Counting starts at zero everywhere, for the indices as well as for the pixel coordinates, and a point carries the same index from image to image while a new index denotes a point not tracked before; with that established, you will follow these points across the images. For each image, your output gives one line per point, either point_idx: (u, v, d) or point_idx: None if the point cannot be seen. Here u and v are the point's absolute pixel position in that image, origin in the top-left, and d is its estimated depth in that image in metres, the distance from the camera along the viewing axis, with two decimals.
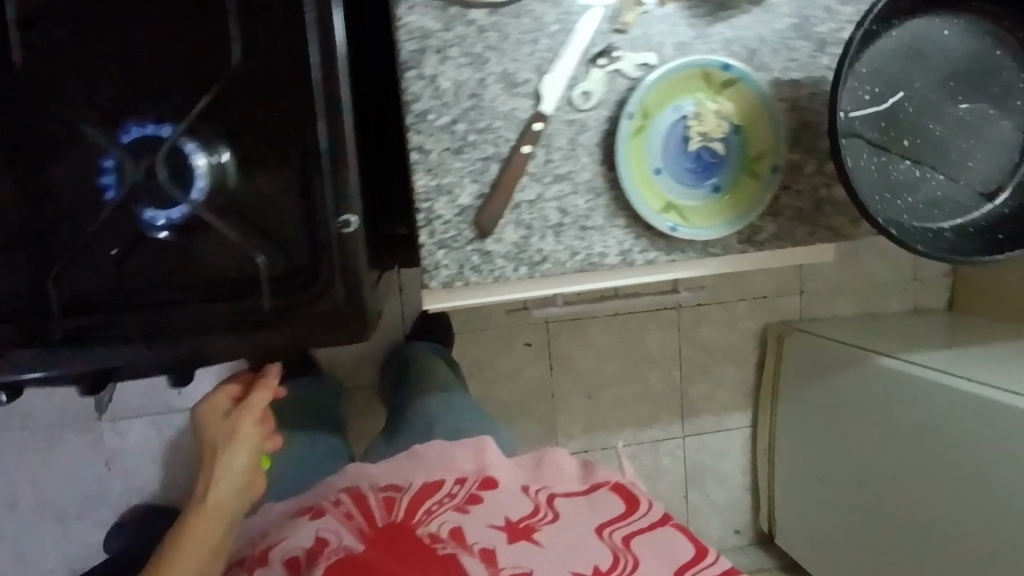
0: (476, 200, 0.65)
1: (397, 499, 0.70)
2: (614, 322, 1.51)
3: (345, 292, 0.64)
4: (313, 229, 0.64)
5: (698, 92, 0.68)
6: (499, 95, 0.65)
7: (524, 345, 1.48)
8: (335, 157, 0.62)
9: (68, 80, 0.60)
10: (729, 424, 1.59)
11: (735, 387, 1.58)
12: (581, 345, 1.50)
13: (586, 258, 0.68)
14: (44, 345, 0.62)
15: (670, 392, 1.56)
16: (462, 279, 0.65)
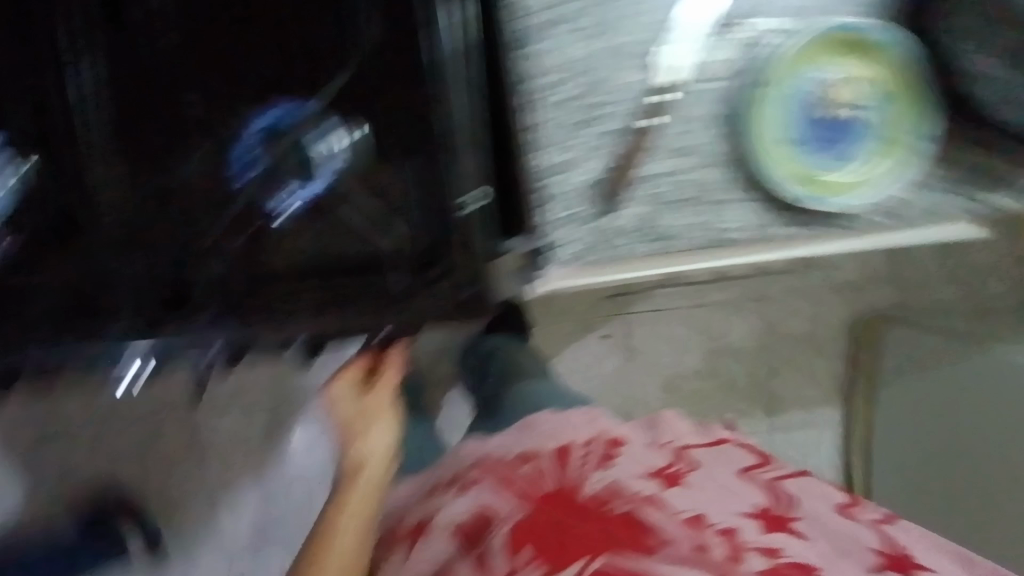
0: (597, 178, 0.72)
1: (538, 465, 0.59)
2: (698, 312, 1.28)
3: (477, 263, 0.69)
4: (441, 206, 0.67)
5: (819, 62, 0.68)
6: (619, 75, 0.70)
7: (601, 337, 1.27)
8: (466, 135, 0.66)
9: (204, 63, 0.63)
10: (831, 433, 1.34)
11: (836, 387, 1.33)
12: (662, 337, 1.29)
13: (706, 231, 0.71)
14: (191, 320, 0.66)
15: (758, 394, 1.33)
16: (585, 252, 0.73)
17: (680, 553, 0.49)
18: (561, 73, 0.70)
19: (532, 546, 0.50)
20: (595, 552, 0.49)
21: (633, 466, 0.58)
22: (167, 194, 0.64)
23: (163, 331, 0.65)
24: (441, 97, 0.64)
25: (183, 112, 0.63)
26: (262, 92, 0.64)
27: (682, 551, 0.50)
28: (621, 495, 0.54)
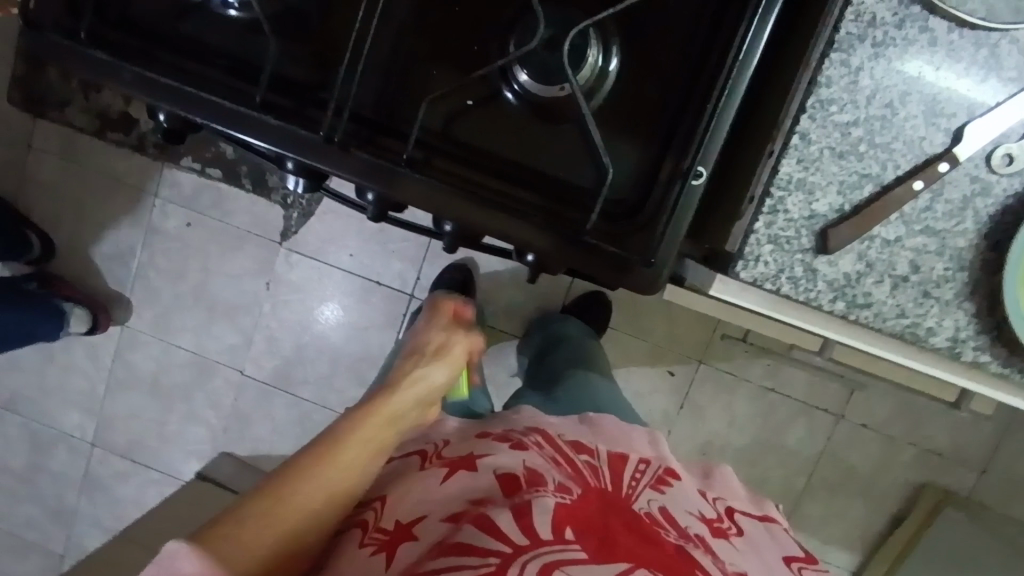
0: (832, 213, 0.58)
1: (597, 466, 0.62)
2: (765, 397, 1.39)
3: (659, 237, 0.59)
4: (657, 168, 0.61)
5: None
6: (914, 117, 0.57)
7: (665, 371, 1.40)
8: (723, 103, 0.57)
9: None
10: (831, 557, 1.44)
11: (859, 525, 1.42)
12: (721, 402, 1.40)
13: (910, 324, 0.59)
14: (355, 154, 0.59)
15: (785, 494, 1.42)
16: (774, 284, 0.60)
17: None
18: (857, 82, 0.57)
19: (574, 528, 0.51)
20: (637, 564, 0.50)
21: (678, 504, 0.60)
22: (415, 37, 0.61)
23: (317, 149, 0.59)
24: (718, 61, 0.58)
25: None
26: None
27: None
28: (667, 526, 0.56)
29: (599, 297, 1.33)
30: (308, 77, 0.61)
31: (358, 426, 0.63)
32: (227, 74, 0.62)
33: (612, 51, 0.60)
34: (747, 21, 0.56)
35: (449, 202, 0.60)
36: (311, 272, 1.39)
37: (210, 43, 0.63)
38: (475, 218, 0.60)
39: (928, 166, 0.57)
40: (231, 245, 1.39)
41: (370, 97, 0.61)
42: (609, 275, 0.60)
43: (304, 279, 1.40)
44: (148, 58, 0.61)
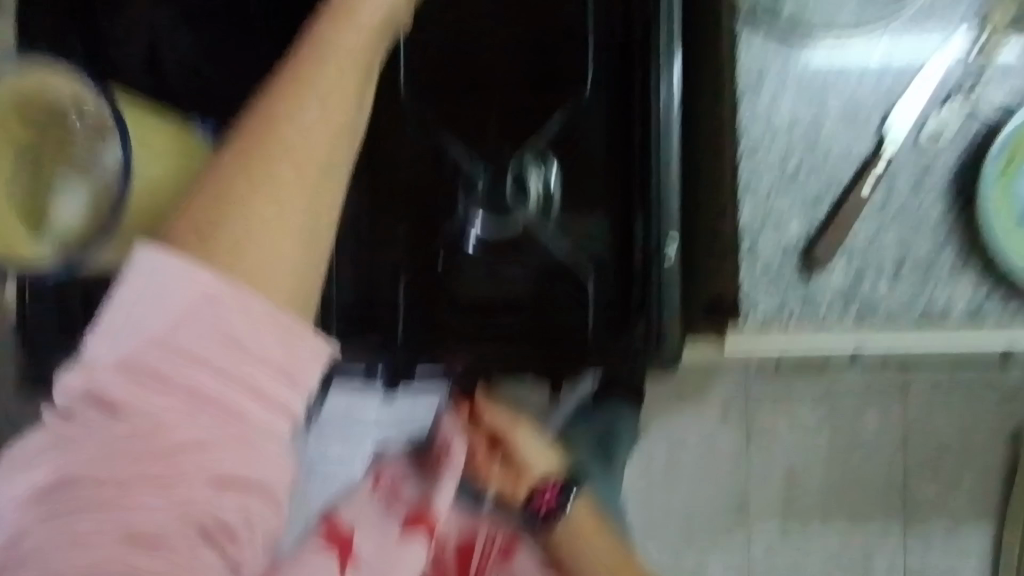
0: (803, 239, 0.60)
1: (448, 572, 0.68)
2: (826, 400, 1.34)
3: (655, 314, 0.65)
4: (627, 255, 0.68)
5: None
6: (836, 131, 0.60)
7: (716, 414, 1.36)
8: (658, 187, 0.65)
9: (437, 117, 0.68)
10: (969, 541, 1.33)
11: (977, 491, 1.33)
12: (784, 423, 1.35)
13: (924, 309, 0.60)
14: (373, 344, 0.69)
15: (889, 489, 1.34)
16: (780, 322, 0.61)
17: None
18: (772, 121, 0.61)
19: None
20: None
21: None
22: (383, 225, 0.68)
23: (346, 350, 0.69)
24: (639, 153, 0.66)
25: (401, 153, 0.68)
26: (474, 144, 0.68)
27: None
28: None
29: None
30: None
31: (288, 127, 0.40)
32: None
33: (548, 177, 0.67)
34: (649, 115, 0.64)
35: (465, 353, 0.68)
36: None
37: None
38: (492, 358, 0.68)
39: (868, 167, 0.59)
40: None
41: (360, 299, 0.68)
42: (623, 359, 0.67)
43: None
44: None
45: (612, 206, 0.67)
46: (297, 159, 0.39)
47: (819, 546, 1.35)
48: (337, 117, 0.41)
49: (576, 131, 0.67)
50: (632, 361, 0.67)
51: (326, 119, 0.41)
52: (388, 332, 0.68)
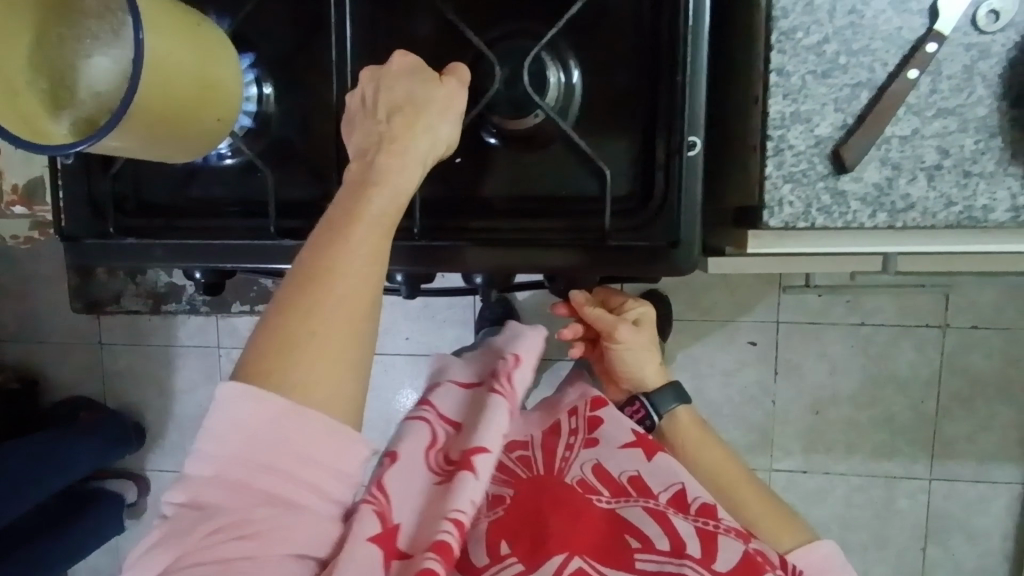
0: (838, 131, 0.57)
1: (532, 455, 0.69)
2: (858, 332, 1.33)
3: (679, 216, 0.59)
4: (649, 154, 0.61)
5: None
6: (882, 11, 0.56)
7: (746, 343, 1.36)
8: (692, 72, 0.57)
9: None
10: (993, 475, 1.34)
11: (1007, 425, 1.33)
12: (815, 353, 1.35)
13: (962, 209, 0.57)
14: None
15: (918, 423, 1.35)
16: (808, 220, 0.58)
17: (651, 548, 0.58)
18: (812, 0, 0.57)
19: (508, 540, 0.59)
20: (572, 552, 0.56)
21: (612, 470, 0.67)
22: None
23: None
24: (671, 36, 0.59)
25: (410, 37, 0.63)
26: (488, 28, 0.62)
27: (655, 546, 0.58)
28: (599, 491, 0.65)
29: (653, 295, 1.31)
30: (312, 192, 0.67)
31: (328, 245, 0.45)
32: (244, 219, 0.67)
33: (571, 64, 0.61)
34: None
35: (468, 253, 0.62)
36: (377, 368, 1.44)
37: (216, 197, 0.69)
38: (496, 260, 0.62)
39: (916, 52, 0.55)
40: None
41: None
42: (642, 267, 0.61)
43: (374, 376, 1.45)
44: (173, 230, 0.68)
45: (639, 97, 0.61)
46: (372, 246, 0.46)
47: (842, 475, 1.37)
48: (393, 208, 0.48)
49: (599, 12, 0.61)
50: (652, 270, 0.60)
51: (365, 284, 0.45)
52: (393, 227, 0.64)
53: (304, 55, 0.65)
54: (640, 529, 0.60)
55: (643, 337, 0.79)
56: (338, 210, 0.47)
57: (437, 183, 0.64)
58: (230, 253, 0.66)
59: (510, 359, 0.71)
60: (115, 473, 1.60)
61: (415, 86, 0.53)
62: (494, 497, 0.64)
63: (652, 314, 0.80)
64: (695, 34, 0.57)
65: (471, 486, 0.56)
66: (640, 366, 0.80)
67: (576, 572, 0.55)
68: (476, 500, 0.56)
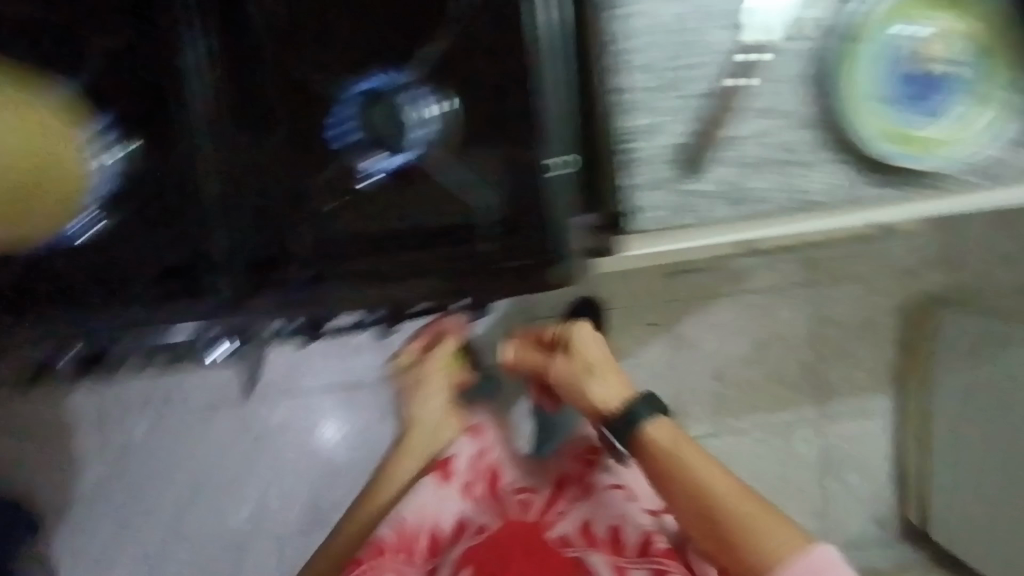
0: (688, 137, 0.63)
1: (534, 499, 0.95)
2: (742, 300, 1.46)
3: (558, 228, 0.63)
4: (524, 174, 0.64)
5: (902, 20, 0.62)
6: (709, 27, 0.62)
7: (647, 325, 1.45)
8: (542, 95, 0.62)
9: (307, 45, 0.65)
10: (871, 408, 1.51)
11: (876, 362, 1.50)
12: (706, 326, 1.46)
13: (794, 191, 0.63)
14: (270, 298, 0.63)
15: (802, 373, 1.49)
16: (673, 221, 0.64)
17: None
18: (649, 19, 0.62)
19: None
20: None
21: None
22: (257, 167, 0.64)
23: (232, 316, 0.62)
24: (526, 65, 0.62)
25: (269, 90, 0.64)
26: (356, 70, 0.65)
27: None
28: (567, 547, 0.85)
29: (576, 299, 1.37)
30: (184, 254, 0.63)
31: None
32: (97, 285, 0.62)
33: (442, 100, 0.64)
34: (530, 24, 0.62)
35: (361, 289, 0.63)
36: (291, 408, 1.43)
37: (67, 271, 0.62)
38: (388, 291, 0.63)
39: (732, 64, 0.62)
40: (200, 427, 1.42)
41: (242, 250, 0.63)
42: (530, 280, 0.65)
43: (288, 417, 1.43)
44: (31, 317, 0.60)
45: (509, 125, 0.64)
46: None
47: (748, 432, 1.49)
48: None
49: (454, 47, 0.64)
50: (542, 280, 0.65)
51: None
52: (273, 279, 0.63)
53: (157, 111, 0.64)
54: None
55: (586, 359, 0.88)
56: None
57: (315, 229, 0.63)
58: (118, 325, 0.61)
59: None
60: None
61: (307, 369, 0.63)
62: None
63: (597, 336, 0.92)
64: (551, 63, 0.62)
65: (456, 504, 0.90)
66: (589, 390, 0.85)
67: None
68: None
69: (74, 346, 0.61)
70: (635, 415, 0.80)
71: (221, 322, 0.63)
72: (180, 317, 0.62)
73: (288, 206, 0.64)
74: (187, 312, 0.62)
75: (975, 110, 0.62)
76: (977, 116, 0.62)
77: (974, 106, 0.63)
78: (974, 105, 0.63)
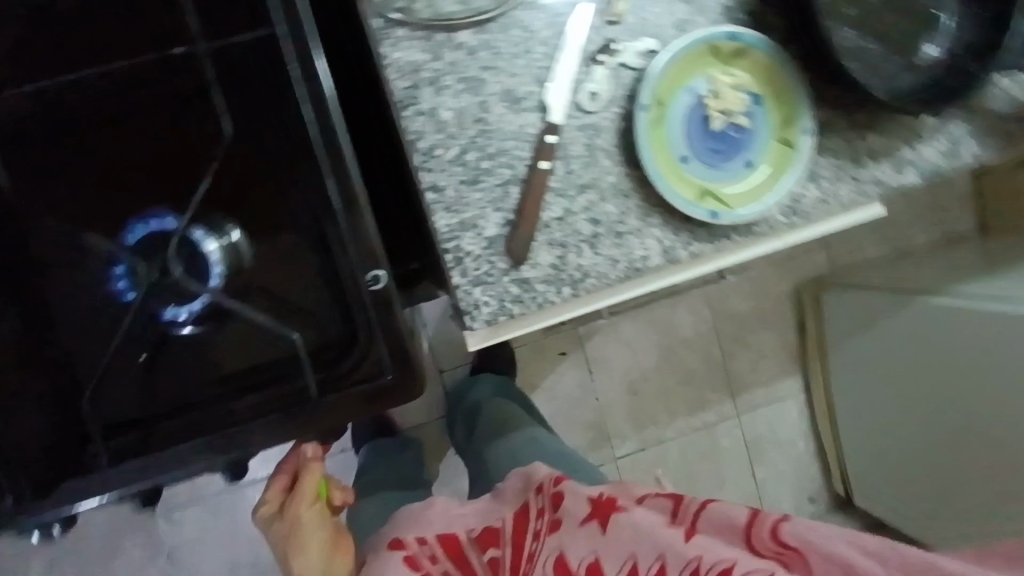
0: (504, 228, 0.61)
1: (499, 554, 0.68)
2: (642, 314, 1.48)
3: (391, 346, 0.57)
4: (345, 292, 0.58)
5: (685, 80, 0.64)
6: (501, 115, 0.61)
7: (558, 354, 1.44)
8: (346, 201, 0.56)
9: (62, 183, 0.55)
10: (781, 391, 1.56)
11: (777, 347, 1.56)
12: (614, 344, 1.47)
13: (622, 263, 0.64)
14: (68, 490, 0.54)
15: (712, 372, 1.52)
16: (506, 313, 0.62)
17: None
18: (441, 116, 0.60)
19: None
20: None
21: (573, 560, 0.66)
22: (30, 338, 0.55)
23: (31, 518, 0.54)
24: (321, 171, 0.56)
25: (26, 244, 0.55)
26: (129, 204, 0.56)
27: None
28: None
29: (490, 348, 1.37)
30: None
31: None
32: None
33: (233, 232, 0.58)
34: (314, 122, 0.54)
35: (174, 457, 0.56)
36: (202, 516, 1.28)
37: None
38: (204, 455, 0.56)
39: (539, 144, 0.61)
40: (104, 561, 1.26)
41: (26, 441, 0.55)
42: (371, 409, 0.57)
43: (201, 528, 1.28)
44: None
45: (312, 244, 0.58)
46: None
47: (673, 440, 1.50)
48: None
49: (241, 156, 0.57)
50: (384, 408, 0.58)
51: None
52: (76, 463, 0.55)
53: None
54: None
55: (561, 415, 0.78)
56: None
57: (115, 396, 0.57)
58: None
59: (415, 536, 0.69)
60: None
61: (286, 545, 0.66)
62: None
63: None
64: (336, 173, 0.55)
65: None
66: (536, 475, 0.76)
67: None
68: None
69: None
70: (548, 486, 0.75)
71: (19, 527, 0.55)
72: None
73: (65, 382, 0.56)
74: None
75: (769, 154, 0.65)
76: (773, 159, 0.65)
77: (767, 151, 0.65)
78: (767, 151, 0.65)
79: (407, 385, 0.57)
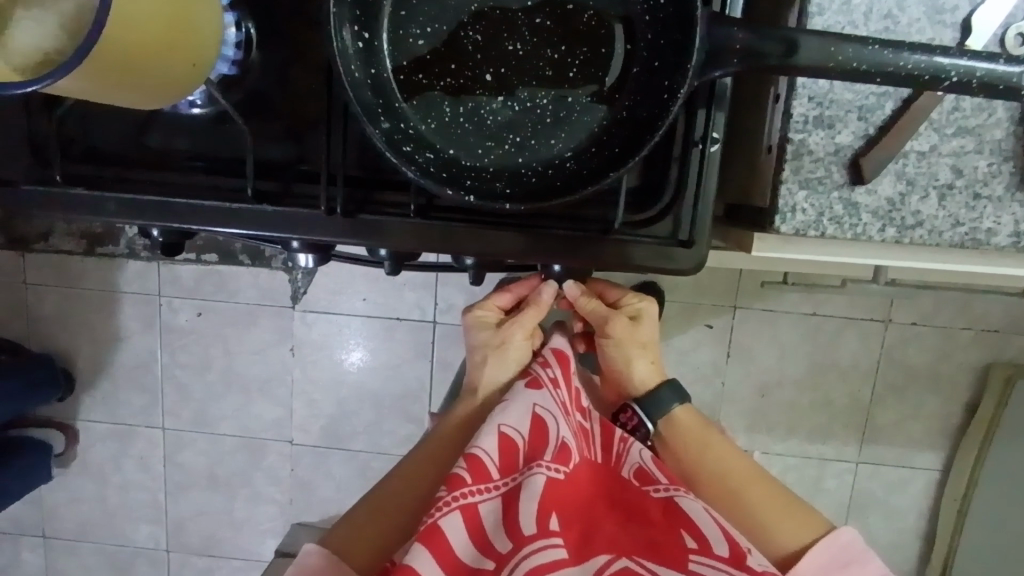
0: (858, 141, 0.56)
1: (589, 426, 0.68)
2: (808, 322, 1.25)
3: (704, 206, 0.57)
4: (685, 140, 0.56)
5: None
6: (917, 22, 0.54)
7: (703, 325, 1.26)
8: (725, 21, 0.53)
9: None
10: (916, 460, 1.30)
11: (955, 426, 1.28)
12: (766, 337, 1.26)
13: (958, 229, 0.57)
14: (365, 219, 0.58)
15: (852, 410, 1.28)
16: (818, 229, 0.57)
17: (709, 552, 0.58)
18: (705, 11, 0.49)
19: (558, 513, 0.58)
20: (619, 553, 0.58)
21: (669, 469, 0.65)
22: None
23: (324, 231, 0.58)
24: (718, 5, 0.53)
25: None
26: None
27: (713, 551, 0.58)
28: (656, 480, 0.63)
29: (652, 285, 1.20)
30: (297, 152, 0.60)
31: (348, 539, 0.63)
32: (209, 176, 0.61)
33: (424, 28, 0.51)
34: None
35: (464, 237, 0.58)
36: (330, 326, 1.43)
37: (167, 142, 0.61)
38: (513, 256, 0.58)
39: (911, 100, 0.54)
40: (244, 322, 1.44)
41: (351, 150, 0.59)
42: (655, 259, 0.58)
43: (326, 334, 1.44)
44: (129, 182, 0.61)
45: (498, 72, 0.52)
46: (372, 518, 0.64)
47: (781, 457, 1.31)
48: (370, 538, 0.63)
49: None
50: (662, 260, 0.58)
51: None
52: (364, 198, 0.59)
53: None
54: (698, 527, 0.59)
55: (640, 333, 0.71)
56: (349, 530, 0.63)
57: None
58: (200, 206, 0.59)
59: (542, 359, 0.70)
60: (38, 422, 1.53)
61: (496, 359, 0.70)
62: (557, 448, 0.61)
63: (655, 312, 0.74)
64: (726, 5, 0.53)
65: (504, 410, 0.63)
66: (630, 366, 0.72)
67: (623, 572, 0.57)
68: (494, 426, 0.62)
69: (157, 224, 0.60)
70: (659, 401, 0.71)
71: (296, 235, 0.59)
72: (254, 222, 0.59)
73: None
74: (271, 221, 0.59)
75: None
76: None
77: None
78: None
79: (684, 248, 0.58)
